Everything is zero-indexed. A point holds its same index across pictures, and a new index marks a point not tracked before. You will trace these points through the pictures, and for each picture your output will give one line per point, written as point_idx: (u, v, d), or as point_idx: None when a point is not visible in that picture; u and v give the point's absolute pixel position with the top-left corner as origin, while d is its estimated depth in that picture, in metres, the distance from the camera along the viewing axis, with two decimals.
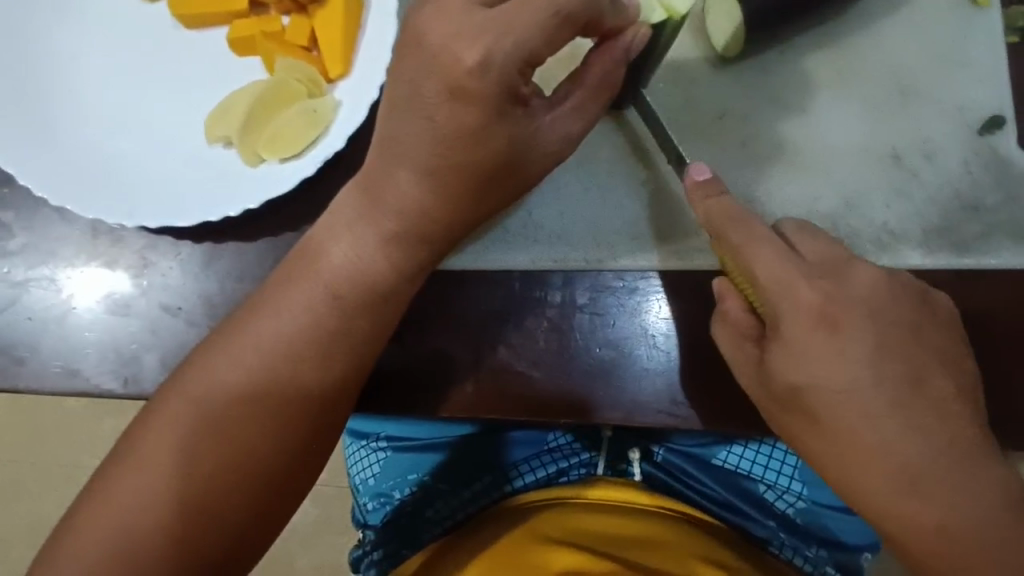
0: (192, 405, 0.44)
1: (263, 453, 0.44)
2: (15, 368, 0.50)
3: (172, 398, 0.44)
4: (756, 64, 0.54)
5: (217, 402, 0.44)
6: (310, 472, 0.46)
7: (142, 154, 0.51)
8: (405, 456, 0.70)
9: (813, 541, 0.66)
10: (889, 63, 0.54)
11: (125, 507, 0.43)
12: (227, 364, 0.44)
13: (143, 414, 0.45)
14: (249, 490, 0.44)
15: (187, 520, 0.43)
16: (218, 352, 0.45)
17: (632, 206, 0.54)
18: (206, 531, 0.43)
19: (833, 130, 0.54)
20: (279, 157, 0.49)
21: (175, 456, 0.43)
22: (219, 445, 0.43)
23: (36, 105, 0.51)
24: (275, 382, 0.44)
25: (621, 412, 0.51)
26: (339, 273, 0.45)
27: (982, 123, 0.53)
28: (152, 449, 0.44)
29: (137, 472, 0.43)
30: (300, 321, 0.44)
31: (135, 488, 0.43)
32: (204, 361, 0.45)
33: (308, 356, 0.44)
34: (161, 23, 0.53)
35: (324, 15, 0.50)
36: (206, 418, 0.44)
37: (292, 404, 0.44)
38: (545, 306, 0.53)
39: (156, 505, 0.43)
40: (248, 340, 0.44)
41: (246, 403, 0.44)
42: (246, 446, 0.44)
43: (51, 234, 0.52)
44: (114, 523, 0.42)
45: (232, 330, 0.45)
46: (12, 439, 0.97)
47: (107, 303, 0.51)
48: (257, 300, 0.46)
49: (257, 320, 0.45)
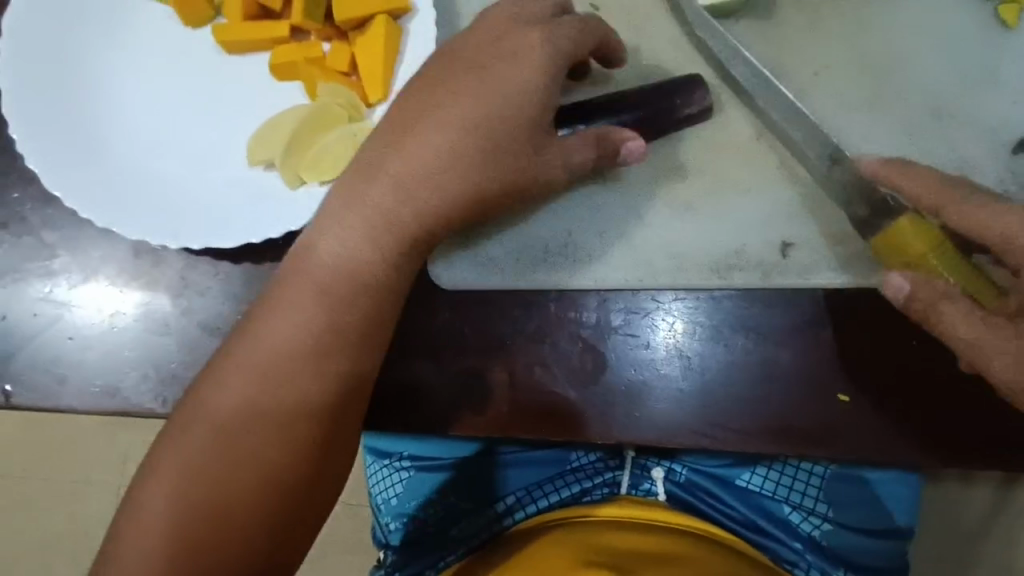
0: (224, 417, 0.44)
1: (296, 466, 0.44)
2: (56, 387, 0.50)
3: (198, 419, 0.44)
4: (790, 83, 0.54)
5: (248, 418, 0.44)
6: (334, 481, 0.47)
7: (186, 175, 0.52)
8: (426, 477, 0.68)
9: (841, 565, 0.65)
10: (921, 86, 0.54)
11: (161, 531, 0.42)
12: (259, 378, 0.44)
13: (170, 434, 0.44)
14: (287, 506, 0.44)
15: (226, 537, 0.42)
16: (239, 369, 0.44)
17: (670, 224, 0.54)
18: (238, 550, 0.42)
19: (869, 149, 0.53)
20: (321, 178, 0.50)
21: (212, 477, 0.43)
22: (250, 461, 0.43)
23: (84, 129, 0.53)
24: (303, 397, 0.44)
25: (656, 435, 0.51)
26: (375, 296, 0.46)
27: (1015, 143, 0.53)
28: (188, 470, 0.43)
29: (169, 496, 0.43)
30: (325, 336, 0.45)
31: (171, 509, 0.42)
32: (224, 378, 0.44)
33: (335, 368, 0.45)
34: (206, 48, 0.54)
35: (363, 41, 0.51)
36: (238, 436, 0.44)
37: (321, 415, 0.44)
38: (580, 326, 0.52)
39: (195, 524, 0.42)
40: (272, 357, 0.44)
41: (273, 418, 0.44)
42: (281, 460, 0.44)
43: (92, 254, 0.53)
44: (148, 547, 0.42)
45: (249, 346, 0.45)
46: (32, 455, 0.98)
47: (147, 323, 0.52)
48: (268, 315, 0.45)
49: (272, 335, 0.45)
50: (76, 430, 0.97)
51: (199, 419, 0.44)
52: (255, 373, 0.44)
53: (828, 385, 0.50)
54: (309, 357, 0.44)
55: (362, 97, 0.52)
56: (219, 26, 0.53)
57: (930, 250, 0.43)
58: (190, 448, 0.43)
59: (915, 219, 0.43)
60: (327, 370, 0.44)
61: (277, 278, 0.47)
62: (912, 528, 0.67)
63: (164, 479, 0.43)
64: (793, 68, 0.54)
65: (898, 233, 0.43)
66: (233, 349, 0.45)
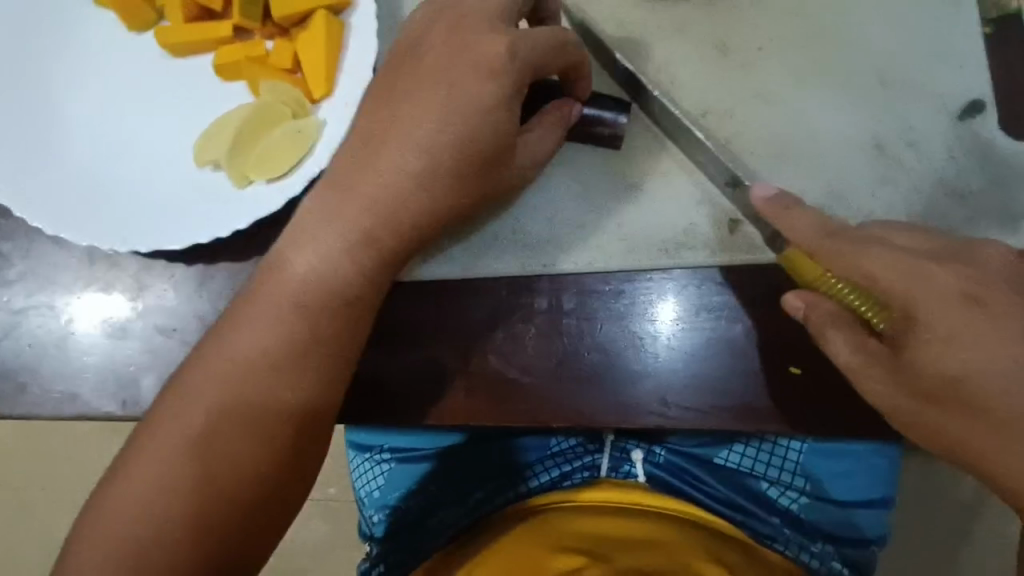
0: (193, 420, 0.44)
1: (255, 465, 0.44)
2: (17, 395, 0.51)
3: (165, 419, 0.45)
4: (735, 61, 0.55)
5: (213, 417, 0.44)
6: (303, 481, 0.47)
7: (134, 179, 0.52)
8: (409, 468, 0.69)
9: (818, 537, 0.65)
10: (866, 56, 0.54)
11: (116, 530, 0.43)
12: (225, 376, 0.45)
13: (135, 437, 0.45)
14: (251, 505, 0.44)
15: (193, 534, 0.43)
16: (204, 367, 0.45)
17: (617, 206, 0.54)
18: (198, 548, 0.43)
19: (817, 122, 0.53)
20: (267, 176, 0.50)
21: (172, 478, 0.43)
22: (208, 459, 0.44)
23: (32, 138, 0.53)
24: (260, 395, 0.45)
25: (613, 416, 0.51)
26: (336, 300, 0.45)
27: (962, 108, 0.52)
28: (145, 470, 0.43)
29: (124, 495, 0.43)
30: (283, 337, 0.45)
31: (129, 508, 0.43)
32: (191, 378, 0.45)
33: (292, 370, 0.45)
34: (150, 52, 0.54)
35: (304, 38, 0.51)
36: (205, 436, 0.44)
37: (285, 414, 0.45)
38: (534, 312, 0.53)
39: (157, 524, 0.43)
40: (229, 357, 0.45)
41: (236, 416, 0.44)
42: (242, 461, 0.44)
43: (50, 262, 0.54)
44: (104, 546, 0.42)
45: (213, 345, 0.46)
46: (25, 464, 0.99)
47: (105, 327, 0.52)
48: (235, 316, 0.46)
49: (237, 335, 0.45)
50: (66, 437, 0.99)
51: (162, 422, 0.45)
52: (218, 375, 0.45)
53: (784, 358, 0.50)
54: (270, 360, 0.45)
55: (306, 93, 0.52)
56: (161, 30, 0.53)
57: (818, 277, 0.46)
58: (147, 449, 0.44)
59: (798, 252, 0.47)
60: (283, 372, 0.45)
61: (249, 288, 0.47)
62: (890, 498, 0.67)
63: (120, 478, 0.44)
64: (736, 47, 0.55)
65: (792, 260, 0.48)
66: (198, 352, 0.46)
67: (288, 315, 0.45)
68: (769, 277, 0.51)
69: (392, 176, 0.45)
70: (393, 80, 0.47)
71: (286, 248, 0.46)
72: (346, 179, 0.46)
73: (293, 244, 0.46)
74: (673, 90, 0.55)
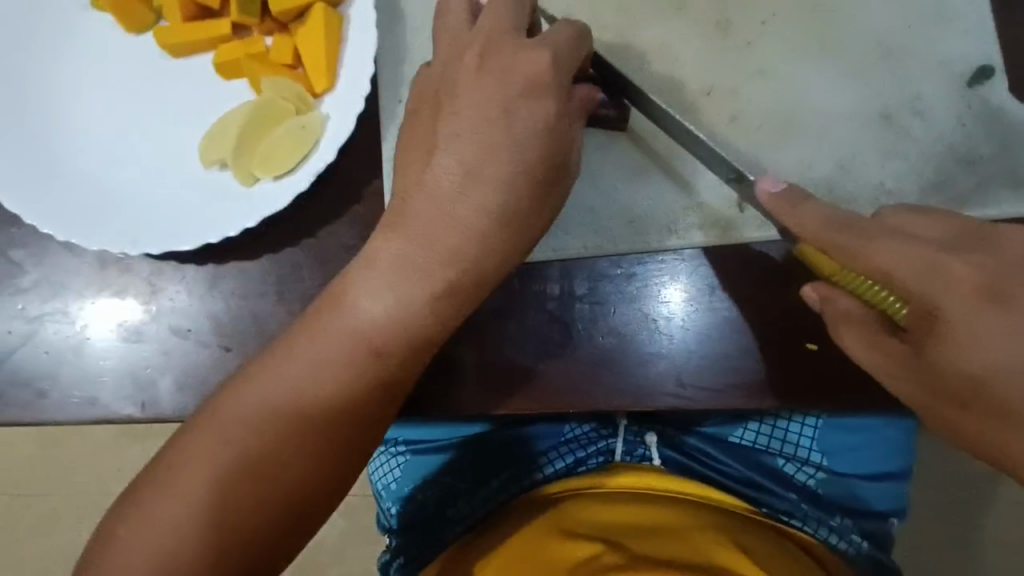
0: (238, 436, 0.43)
1: (293, 477, 0.43)
2: (36, 401, 0.52)
3: (204, 432, 0.44)
4: (738, 37, 0.54)
5: (255, 437, 0.43)
6: (338, 495, 0.45)
7: (142, 182, 0.52)
8: (424, 458, 0.70)
9: (836, 511, 0.65)
10: (872, 26, 0.53)
11: (139, 537, 0.42)
12: (279, 398, 0.44)
13: (172, 450, 0.44)
14: (291, 519, 0.44)
15: (233, 544, 0.42)
16: (256, 384, 0.44)
17: (625, 189, 0.54)
18: (226, 556, 0.42)
19: (823, 94, 0.53)
20: (273, 174, 0.50)
21: (206, 490, 0.42)
22: (241, 471, 0.43)
23: (37, 146, 0.53)
24: (307, 413, 0.44)
25: (630, 400, 0.51)
26: (386, 322, 0.44)
27: (970, 75, 0.52)
28: (182, 483, 0.43)
29: (147, 499, 0.43)
30: (342, 362, 0.44)
31: (151, 515, 0.42)
32: (240, 394, 0.44)
33: (348, 393, 0.44)
34: (151, 53, 0.54)
35: (304, 32, 0.51)
36: (244, 454, 0.43)
37: (330, 431, 0.44)
38: (545, 298, 0.53)
39: (188, 536, 0.42)
40: (281, 378, 0.44)
41: (284, 434, 0.43)
42: (287, 477, 0.43)
43: (63, 269, 0.54)
44: (129, 556, 0.42)
45: (268, 367, 0.45)
46: (46, 470, 1.01)
47: (120, 330, 0.53)
48: (292, 340, 0.45)
49: (294, 361, 0.44)
50: (88, 442, 1.00)
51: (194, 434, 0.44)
52: (274, 395, 0.44)
53: (797, 335, 0.50)
54: (329, 386, 0.44)
55: (308, 88, 0.52)
56: (161, 30, 0.53)
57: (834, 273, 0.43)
58: (180, 458, 0.43)
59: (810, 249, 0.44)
60: (342, 397, 0.44)
61: (312, 319, 0.45)
62: (908, 471, 0.67)
63: (145, 481, 0.44)
64: (738, 23, 0.54)
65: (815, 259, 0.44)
66: (254, 374, 0.45)
67: (343, 339, 0.44)
68: (783, 259, 0.51)
69: (465, 214, 0.43)
70: (435, 90, 0.46)
71: (359, 283, 0.44)
72: (408, 211, 0.44)
73: (364, 283, 0.44)
74: (677, 69, 0.54)
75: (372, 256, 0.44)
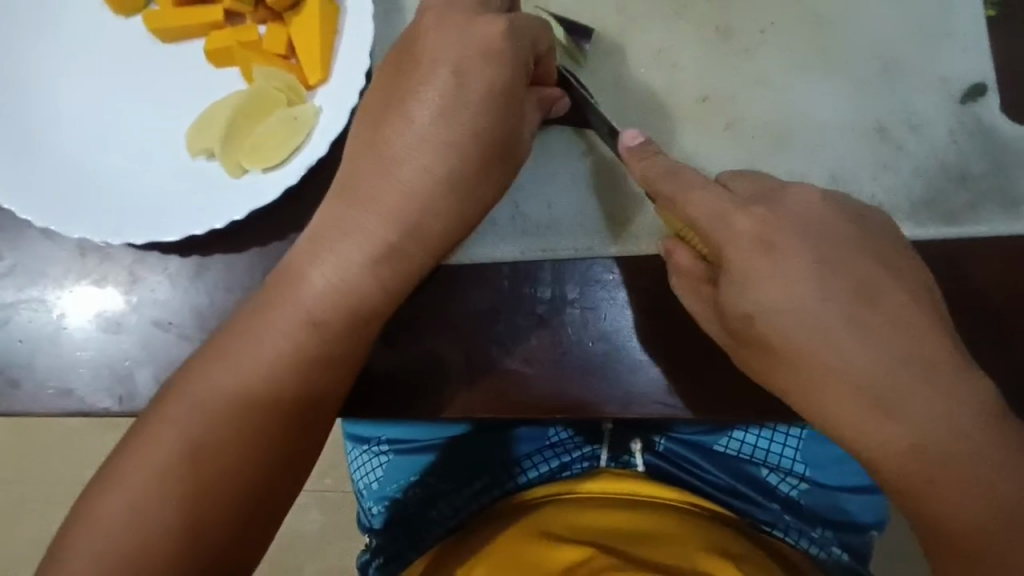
0: (208, 427, 0.42)
1: (262, 474, 0.42)
2: (8, 391, 0.50)
3: (169, 425, 0.42)
4: (738, 45, 0.54)
5: (216, 428, 0.42)
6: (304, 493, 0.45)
7: (126, 171, 0.51)
8: (407, 459, 0.69)
9: (818, 522, 0.66)
10: (869, 39, 0.53)
11: (102, 535, 0.40)
12: (247, 391, 0.43)
13: (135, 446, 0.42)
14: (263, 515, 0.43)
15: (191, 540, 0.41)
16: (218, 378, 0.43)
17: (618, 191, 0.53)
18: (194, 554, 0.41)
19: (819, 105, 0.53)
20: (260, 166, 0.49)
21: (170, 484, 0.41)
22: (210, 468, 0.42)
23: (14, 129, 0.51)
24: (276, 404, 0.43)
25: (617, 406, 0.51)
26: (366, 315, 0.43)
27: (965, 92, 0.52)
28: (145, 475, 0.41)
29: (112, 492, 0.41)
30: (308, 352, 0.43)
31: (116, 512, 0.41)
32: (203, 387, 0.43)
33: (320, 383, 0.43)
34: (142, 38, 0.53)
35: (299, 23, 0.50)
36: (205, 447, 0.42)
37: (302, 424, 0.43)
38: (535, 302, 0.52)
39: (150, 532, 0.40)
40: (247, 372, 0.43)
41: (253, 427, 0.42)
42: (254, 471, 0.42)
43: (38, 255, 0.53)
44: (93, 552, 0.40)
45: (226, 360, 0.43)
46: (16, 460, 0.98)
47: (99, 321, 0.51)
48: (252, 333, 0.43)
49: (259, 354, 0.43)
50: (61, 434, 0.97)
51: (157, 430, 0.42)
52: (240, 386, 0.43)
53: None
54: (290, 377, 0.43)
55: (302, 80, 0.51)
56: (148, 13, 0.52)
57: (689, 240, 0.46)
58: (148, 451, 0.42)
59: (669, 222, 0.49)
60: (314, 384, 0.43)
61: (254, 300, 0.45)
62: None
63: (112, 475, 0.42)
64: (737, 29, 0.54)
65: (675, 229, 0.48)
66: (215, 365, 0.43)
67: (321, 330, 0.43)
68: None
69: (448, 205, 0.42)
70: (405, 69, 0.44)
71: (323, 272, 0.43)
72: (390, 204, 0.42)
73: (334, 271, 0.43)
74: (676, 75, 0.54)
75: (339, 245, 0.43)
